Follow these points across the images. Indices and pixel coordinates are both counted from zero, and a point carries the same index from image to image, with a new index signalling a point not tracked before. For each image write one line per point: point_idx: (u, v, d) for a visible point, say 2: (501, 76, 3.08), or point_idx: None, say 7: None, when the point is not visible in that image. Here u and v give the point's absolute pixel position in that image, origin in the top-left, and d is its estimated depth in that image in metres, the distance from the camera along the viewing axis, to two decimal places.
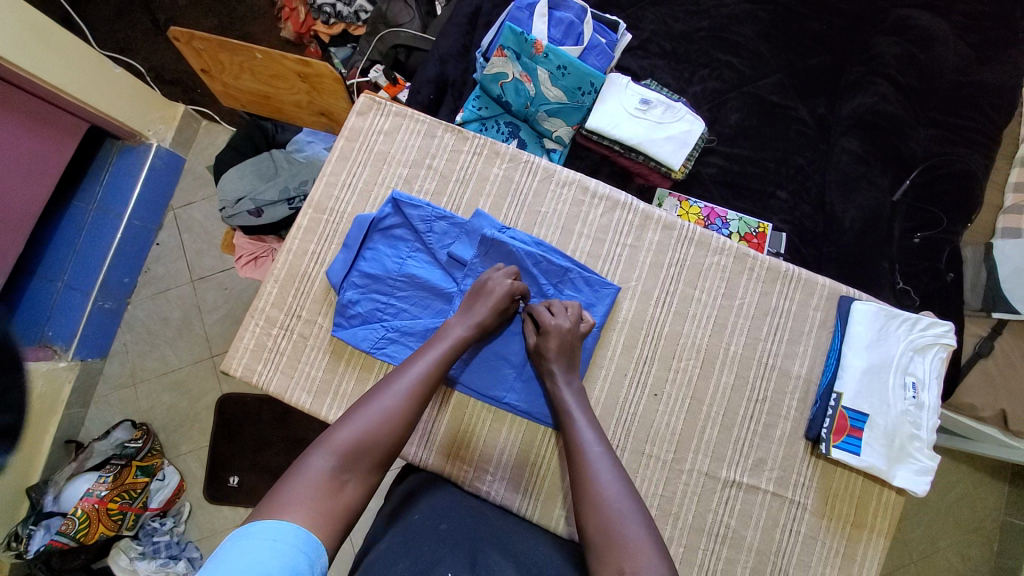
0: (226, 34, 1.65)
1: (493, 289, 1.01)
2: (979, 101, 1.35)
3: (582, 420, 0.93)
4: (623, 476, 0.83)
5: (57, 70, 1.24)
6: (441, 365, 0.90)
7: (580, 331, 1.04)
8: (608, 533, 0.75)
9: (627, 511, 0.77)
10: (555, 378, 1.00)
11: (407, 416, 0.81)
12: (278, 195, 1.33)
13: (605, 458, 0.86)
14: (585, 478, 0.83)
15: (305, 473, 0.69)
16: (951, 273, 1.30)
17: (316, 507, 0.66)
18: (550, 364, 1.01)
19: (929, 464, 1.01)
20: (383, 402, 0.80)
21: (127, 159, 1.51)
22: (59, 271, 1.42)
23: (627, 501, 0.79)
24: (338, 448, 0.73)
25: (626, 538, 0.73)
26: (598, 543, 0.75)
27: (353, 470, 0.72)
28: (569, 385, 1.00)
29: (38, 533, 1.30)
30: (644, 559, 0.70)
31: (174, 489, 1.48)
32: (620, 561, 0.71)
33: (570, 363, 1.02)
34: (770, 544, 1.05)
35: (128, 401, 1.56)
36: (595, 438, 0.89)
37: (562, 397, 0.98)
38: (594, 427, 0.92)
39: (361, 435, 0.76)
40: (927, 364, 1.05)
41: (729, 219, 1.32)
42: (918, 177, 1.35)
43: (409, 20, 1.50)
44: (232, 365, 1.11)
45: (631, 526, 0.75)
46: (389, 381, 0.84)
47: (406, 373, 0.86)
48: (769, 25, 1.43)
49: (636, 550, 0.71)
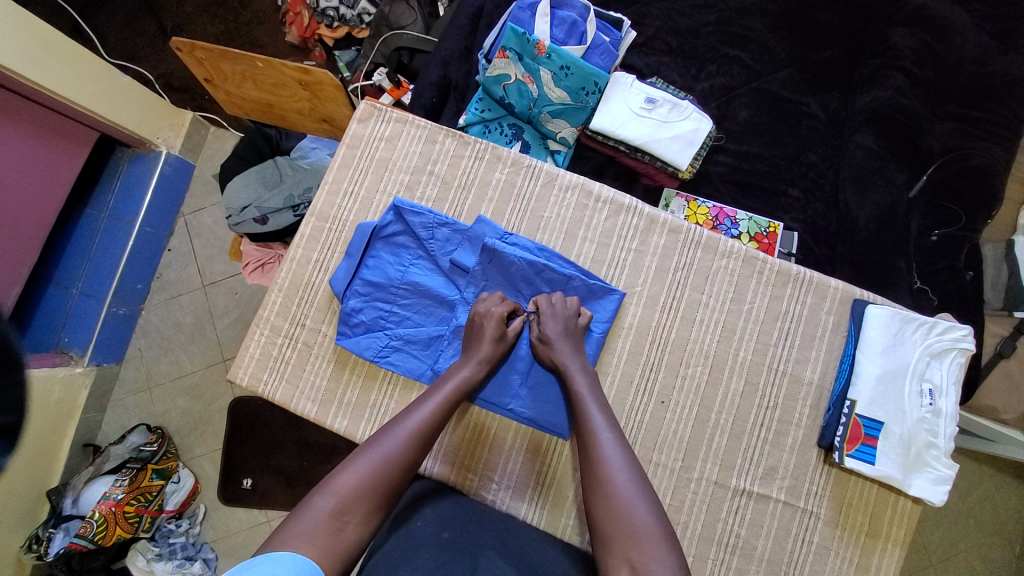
0: (232, 39, 1.65)
1: (487, 313, 1.02)
2: (1000, 92, 1.30)
3: (594, 407, 0.91)
4: (634, 465, 0.82)
5: (66, 81, 1.25)
6: (442, 412, 0.90)
7: (580, 325, 1.04)
8: (617, 524, 0.75)
9: (636, 500, 0.77)
10: (567, 361, 0.98)
11: (410, 459, 0.82)
12: (282, 203, 1.34)
13: (615, 443, 0.85)
14: (595, 466, 0.83)
15: (307, 513, 0.71)
16: (970, 271, 1.27)
17: (317, 544, 0.68)
18: (560, 352, 0.99)
19: (946, 473, 0.98)
20: (387, 443, 0.82)
21: (137, 166, 1.53)
22: (73, 280, 1.46)
23: (638, 489, 0.78)
24: (341, 490, 0.74)
25: (635, 528, 0.73)
26: (608, 532, 0.75)
27: (354, 510, 0.73)
28: (582, 367, 0.98)
29: (58, 535, 1.33)
30: (652, 551, 0.70)
31: (188, 491, 1.50)
32: (628, 554, 0.71)
33: (580, 350, 1.02)
34: (782, 553, 1.03)
35: (143, 406, 1.58)
36: (606, 423, 0.88)
37: (574, 380, 0.96)
38: (605, 410, 0.91)
39: (364, 477, 0.77)
40: (945, 369, 1.02)
41: (739, 219, 1.29)
42: (935, 172, 1.30)
43: (412, 22, 1.48)
44: (239, 375, 1.12)
45: (640, 514, 0.75)
46: (393, 424, 0.85)
47: (410, 416, 0.87)
48: (779, 18, 1.39)
49: (645, 542, 0.71)
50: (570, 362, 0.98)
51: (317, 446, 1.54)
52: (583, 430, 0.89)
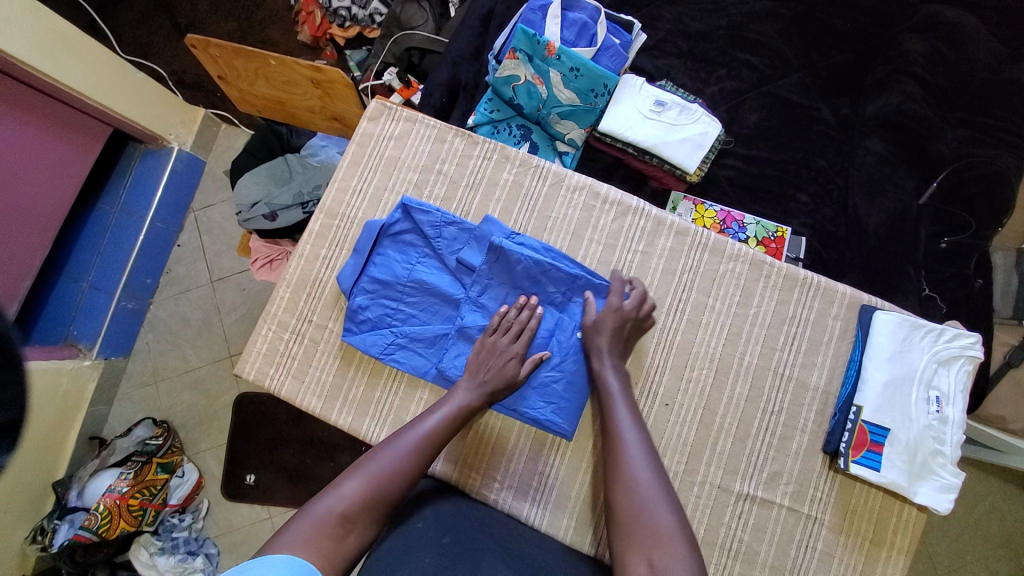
0: (245, 38, 1.67)
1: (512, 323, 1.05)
2: (1012, 100, 1.29)
3: (624, 408, 0.95)
4: (657, 467, 0.86)
5: (78, 75, 1.26)
6: (445, 426, 0.94)
7: (637, 320, 1.05)
8: (639, 519, 0.79)
9: (660, 501, 0.80)
10: (602, 358, 1.02)
11: (413, 469, 0.86)
12: (292, 200, 1.35)
13: (640, 445, 0.89)
14: (621, 465, 0.87)
15: (314, 517, 0.74)
16: (980, 279, 1.26)
17: (320, 547, 0.71)
18: (598, 348, 1.02)
19: (952, 481, 0.97)
20: (391, 453, 0.86)
21: (149, 162, 1.54)
22: (83, 273, 1.46)
23: (660, 490, 0.82)
24: (347, 496, 0.78)
25: (657, 527, 0.77)
26: (628, 528, 0.79)
27: (358, 518, 0.77)
28: (614, 367, 1.01)
29: (63, 527, 1.34)
30: (672, 550, 0.74)
31: (192, 486, 1.51)
32: (648, 550, 0.74)
33: (620, 348, 1.04)
34: (785, 559, 1.02)
35: (150, 399, 1.59)
36: (635, 424, 0.93)
37: (606, 378, 1.00)
38: (633, 413, 0.95)
39: (367, 486, 0.80)
40: (953, 377, 1.01)
41: (747, 222, 1.29)
42: (947, 179, 1.29)
43: (423, 23, 1.50)
44: (245, 369, 1.13)
45: (661, 514, 0.78)
46: (398, 435, 0.90)
47: (413, 429, 0.91)
48: (790, 23, 1.39)
49: (667, 540, 0.75)
50: (604, 359, 1.02)
51: (321, 443, 1.55)
52: (610, 428, 0.93)
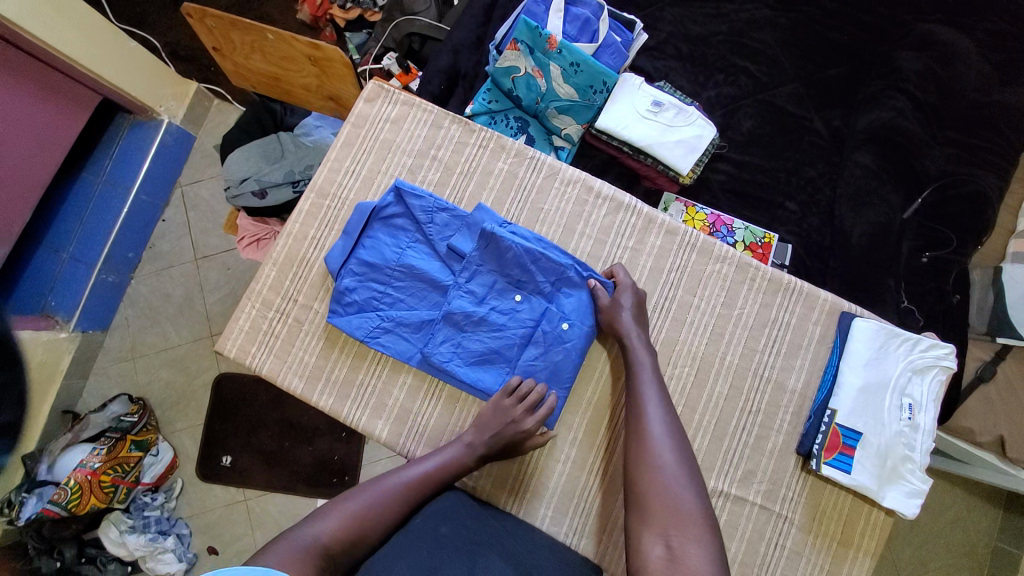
0: (243, 12, 1.65)
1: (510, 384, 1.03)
2: (997, 122, 1.33)
3: (651, 383, 0.98)
4: (680, 445, 0.90)
5: (68, 39, 1.24)
6: (437, 473, 0.96)
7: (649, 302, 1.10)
8: (660, 497, 0.83)
9: (682, 481, 0.85)
10: (629, 330, 1.03)
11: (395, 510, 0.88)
12: (282, 178, 1.34)
13: (666, 423, 0.92)
14: (645, 441, 0.90)
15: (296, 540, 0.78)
16: (957, 295, 1.29)
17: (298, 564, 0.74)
18: (624, 323, 1.04)
19: (921, 487, 0.99)
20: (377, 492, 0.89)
21: (137, 134, 1.51)
22: (64, 243, 1.43)
23: (682, 469, 0.86)
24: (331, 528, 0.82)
25: (678, 506, 0.82)
26: (649, 505, 0.83)
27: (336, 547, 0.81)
28: (642, 340, 1.03)
29: (31, 500, 1.31)
30: (691, 531, 0.79)
31: (167, 465, 1.48)
32: (667, 530, 0.80)
33: (642, 320, 1.06)
34: (754, 556, 1.04)
35: (126, 375, 1.57)
36: (660, 399, 0.96)
37: (634, 350, 1.02)
38: (661, 388, 0.98)
39: (350, 521, 0.84)
40: (926, 385, 1.03)
41: (735, 227, 1.31)
42: (931, 196, 1.32)
43: (425, 8, 1.48)
44: (227, 346, 1.11)
45: (682, 495, 0.83)
46: (389, 475, 0.93)
47: (405, 471, 0.94)
48: (788, 33, 1.41)
49: (687, 521, 0.80)
50: (633, 334, 1.03)
51: (300, 428, 1.53)
52: (635, 400, 0.96)
